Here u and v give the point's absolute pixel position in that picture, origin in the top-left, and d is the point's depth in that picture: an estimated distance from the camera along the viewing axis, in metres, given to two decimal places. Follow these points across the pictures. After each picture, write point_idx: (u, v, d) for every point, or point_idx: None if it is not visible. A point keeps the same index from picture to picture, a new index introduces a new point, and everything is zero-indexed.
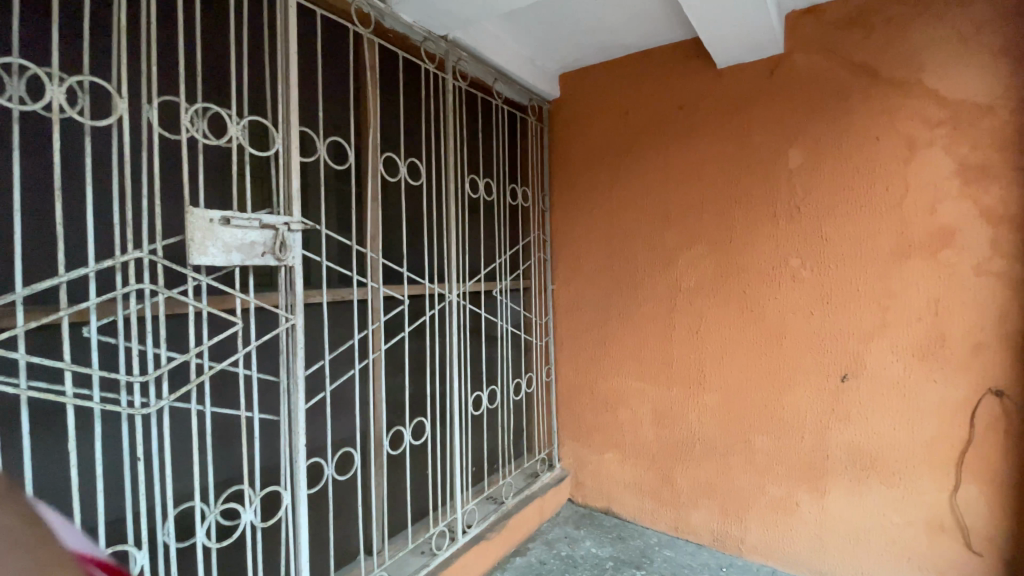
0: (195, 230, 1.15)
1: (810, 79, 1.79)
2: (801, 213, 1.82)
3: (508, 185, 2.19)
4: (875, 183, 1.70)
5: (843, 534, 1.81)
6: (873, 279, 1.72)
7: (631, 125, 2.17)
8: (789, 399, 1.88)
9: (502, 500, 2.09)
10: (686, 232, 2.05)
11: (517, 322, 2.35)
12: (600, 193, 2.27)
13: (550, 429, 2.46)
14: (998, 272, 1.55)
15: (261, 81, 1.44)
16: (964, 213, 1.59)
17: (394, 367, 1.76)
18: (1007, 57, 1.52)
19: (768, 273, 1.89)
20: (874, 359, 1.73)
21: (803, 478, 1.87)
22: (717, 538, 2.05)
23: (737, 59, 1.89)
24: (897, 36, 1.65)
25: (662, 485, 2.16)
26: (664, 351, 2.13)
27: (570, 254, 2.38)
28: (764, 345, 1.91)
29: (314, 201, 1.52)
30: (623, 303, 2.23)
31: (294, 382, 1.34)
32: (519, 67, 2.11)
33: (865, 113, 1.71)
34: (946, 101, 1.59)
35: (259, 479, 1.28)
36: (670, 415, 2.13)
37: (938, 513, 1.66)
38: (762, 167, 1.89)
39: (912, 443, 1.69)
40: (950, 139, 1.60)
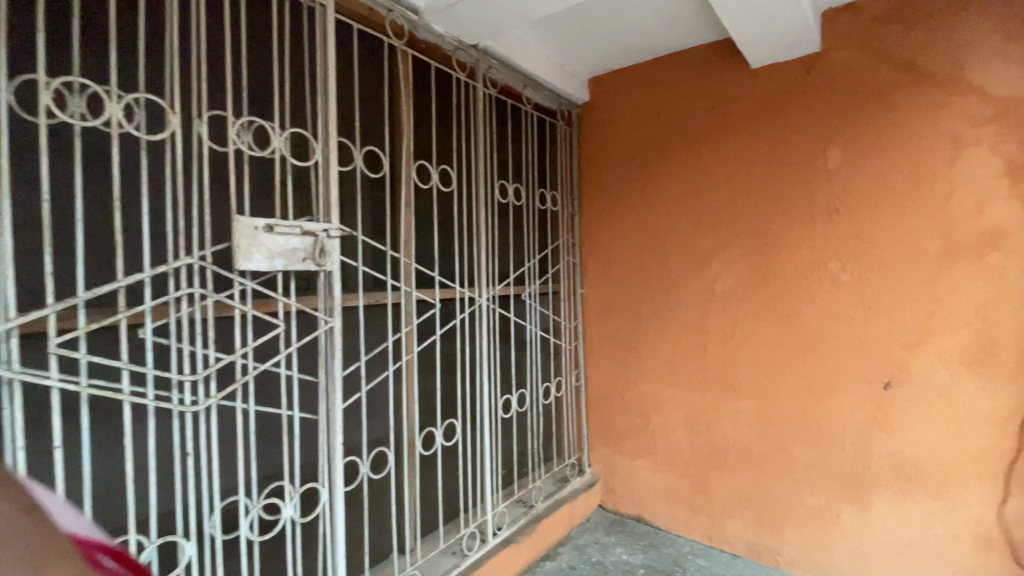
0: (241, 237, 1.21)
1: (847, 78, 1.75)
2: (840, 215, 1.77)
3: (538, 189, 2.20)
4: (920, 183, 1.64)
5: (887, 548, 1.73)
6: (918, 283, 1.65)
7: (661, 126, 2.16)
8: (827, 407, 1.82)
9: (532, 504, 2.09)
10: (719, 235, 2.02)
11: (547, 326, 2.36)
12: (629, 196, 2.27)
13: (580, 433, 2.45)
14: None
15: (301, 94, 1.50)
16: (1013, 214, 1.51)
17: (426, 369, 1.80)
18: None
19: (804, 277, 1.85)
20: (919, 366, 1.66)
21: (843, 489, 1.80)
22: (753, 549, 1.99)
23: (771, 59, 1.86)
24: (940, 31, 1.59)
25: (695, 493, 2.13)
26: (696, 356, 2.10)
27: (599, 258, 2.38)
28: (801, 350, 1.86)
29: (350, 208, 1.58)
30: (653, 307, 2.21)
31: (332, 382, 1.39)
32: (548, 73, 2.13)
33: (908, 110, 1.65)
34: (993, 98, 1.53)
35: (298, 476, 1.32)
36: (702, 421, 2.10)
37: (989, 530, 1.58)
38: (799, 168, 1.84)
39: (963, 455, 1.60)
40: (996, 137, 1.53)
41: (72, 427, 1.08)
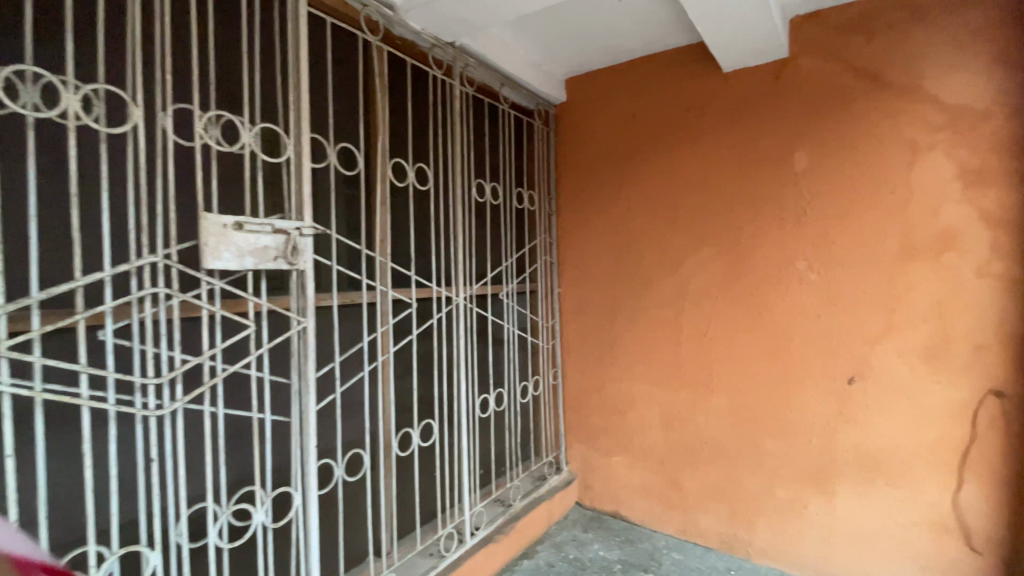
0: (209, 235, 1.17)
1: (813, 83, 1.80)
2: (807, 217, 1.83)
3: (515, 188, 2.20)
4: (881, 186, 1.70)
5: (851, 537, 1.80)
6: (879, 281, 1.72)
7: (636, 128, 2.19)
8: (795, 402, 1.88)
9: (510, 503, 2.09)
10: (693, 235, 2.06)
11: (524, 325, 2.36)
12: (605, 196, 2.29)
13: (557, 431, 2.47)
14: (999, 275, 1.55)
15: (271, 88, 1.46)
16: (967, 216, 1.59)
17: (402, 369, 1.78)
18: (1004, 62, 1.52)
19: (774, 276, 1.90)
20: (881, 361, 1.73)
21: (811, 481, 1.86)
22: (726, 541, 2.04)
23: (742, 64, 1.90)
24: (900, 40, 1.66)
25: (669, 488, 2.16)
26: (670, 353, 2.14)
27: (576, 258, 2.39)
28: (770, 347, 1.92)
29: (323, 206, 1.54)
30: (629, 306, 2.24)
31: (305, 384, 1.36)
32: (525, 72, 2.13)
33: (871, 115, 1.71)
34: (948, 105, 1.60)
35: (270, 480, 1.28)
36: (676, 418, 2.13)
37: (947, 517, 1.65)
38: (769, 170, 1.89)
39: (922, 446, 1.68)
40: (950, 143, 1.60)
41: (24, 435, 1.02)
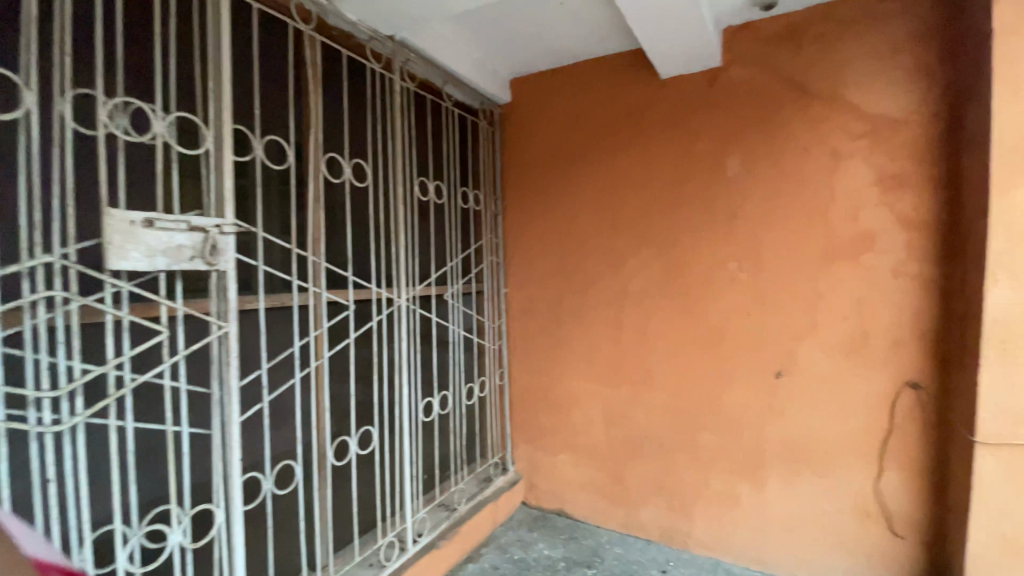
0: (114, 233, 1.07)
1: (745, 92, 1.88)
2: (739, 219, 1.91)
3: (460, 188, 2.17)
4: (806, 191, 1.80)
5: (779, 523, 1.89)
6: (804, 281, 1.82)
7: (580, 130, 2.22)
8: (729, 396, 1.96)
9: (455, 507, 2.07)
10: (634, 236, 2.11)
11: (470, 326, 2.33)
12: (550, 197, 2.30)
13: (504, 432, 2.46)
14: (913, 275, 1.66)
15: (190, 76, 1.36)
16: (883, 219, 1.70)
17: (338, 375, 1.72)
18: (915, 76, 1.64)
19: (709, 276, 1.97)
20: (805, 357, 1.83)
21: (744, 472, 1.95)
22: (666, 533, 2.10)
23: (679, 70, 1.96)
24: (822, 54, 1.76)
25: (613, 484, 2.20)
26: (614, 352, 2.18)
27: (522, 258, 2.39)
28: (706, 345, 1.99)
29: (249, 203, 1.46)
30: (574, 306, 2.26)
31: (226, 393, 1.28)
32: (469, 70, 2.10)
33: (796, 124, 1.81)
34: (867, 115, 1.71)
35: (187, 497, 1.20)
36: (620, 415, 2.18)
37: (866, 501, 1.76)
38: (704, 174, 1.96)
39: (843, 435, 1.78)
40: (870, 151, 1.71)
41: None
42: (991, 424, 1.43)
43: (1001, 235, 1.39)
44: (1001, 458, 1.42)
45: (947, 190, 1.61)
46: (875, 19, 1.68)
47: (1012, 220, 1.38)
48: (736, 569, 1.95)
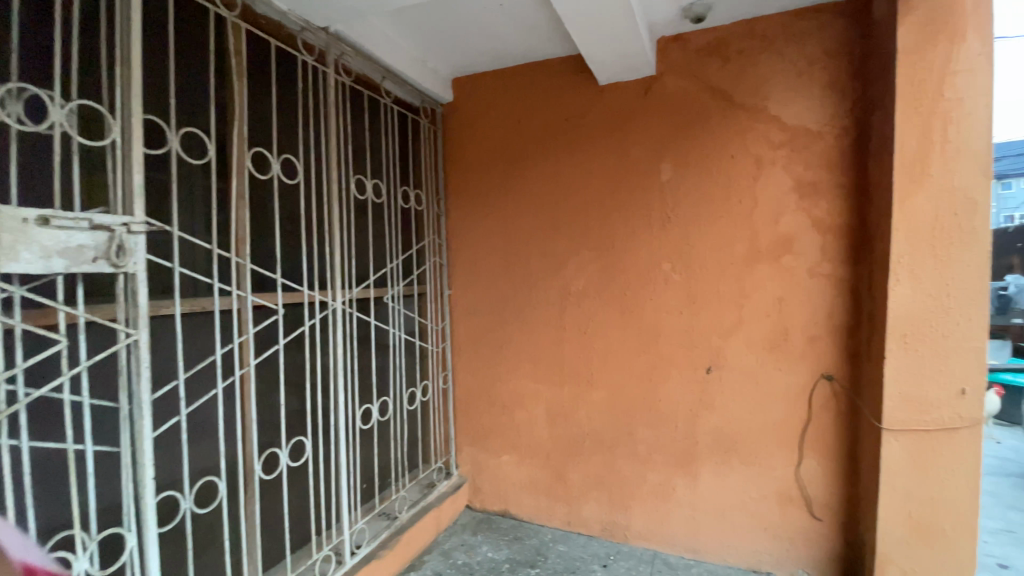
0: (2, 232, 0.94)
1: (677, 100, 1.97)
2: (673, 223, 1.99)
3: (400, 187, 2.11)
4: (732, 196, 1.91)
5: (711, 512, 1.99)
6: (731, 281, 1.92)
7: (522, 132, 2.23)
8: (665, 392, 2.04)
9: (396, 515, 2.01)
10: (575, 238, 2.15)
11: (411, 330, 2.29)
12: (493, 198, 2.30)
13: (447, 436, 2.43)
14: (826, 275, 1.80)
15: (94, 59, 1.24)
16: (801, 223, 1.82)
17: (266, 386, 1.64)
18: (828, 91, 1.77)
19: (646, 276, 2.04)
20: (733, 353, 1.94)
21: (678, 464, 2.03)
22: (606, 528, 2.16)
23: (616, 77, 2.02)
24: (746, 67, 1.87)
25: (556, 483, 2.23)
26: (556, 352, 2.21)
27: (465, 259, 2.37)
28: (643, 343, 2.06)
29: (160, 200, 1.35)
30: (517, 307, 2.27)
31: (138, 408, 1.17)
32: (408, 67, 2.06)
33: (724, 132, 1.91)
34: (786, 126, 1.82)
35: (94, 522, 1.08)
36: (562, 414, 2.21)
37: (788, 487, 1.88)
38: (640, 179, 2.03)
39: (767, 425, 1.90)
40: (789, 159, 1.83)
41: None
42: (892, 410, 1.57)
43: (899, 239, 1.54)
44: (901, 440, 1.57)
45: (855, 197, 1.76)
46: (793, 37, 1.80)
47: (908, 225, 1.53)
48: (672, 559, 2.03)
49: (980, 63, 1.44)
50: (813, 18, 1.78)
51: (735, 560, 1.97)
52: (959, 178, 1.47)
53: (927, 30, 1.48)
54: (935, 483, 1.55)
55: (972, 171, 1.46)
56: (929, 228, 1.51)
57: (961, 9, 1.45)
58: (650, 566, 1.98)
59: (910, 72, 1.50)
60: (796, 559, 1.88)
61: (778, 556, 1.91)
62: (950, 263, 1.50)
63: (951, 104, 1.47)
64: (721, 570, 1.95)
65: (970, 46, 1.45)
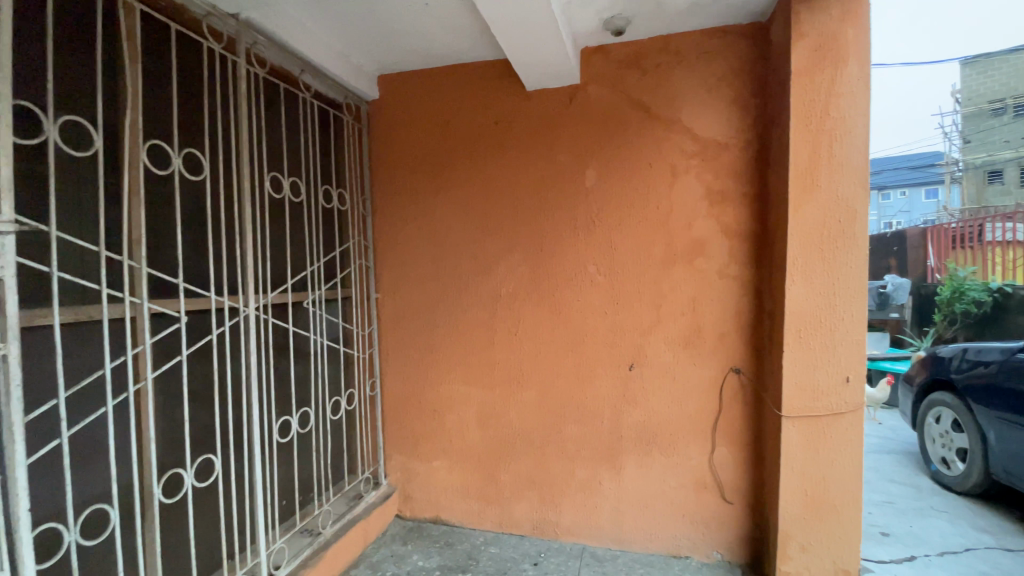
0: None
1: (600, 109, 2.04)
2: (596, 227, 2.06)
3: (321, 186, 2.03)
4: (651, 201, 2.01)
5: (634, 503, 2.08)
6: (651, 282, 2.02)
7: (450, 134, 2.22)
8: (591, 390, 2.10)
9: (320, 530, 1.92)
10: (503, 241, 2.17)
11: (335, 336, 2.21)
12: (421, 200, 2.26)
13: (375, 445, 2.36)
14: (734, 276, 1.94)
15: None
16: (712, 228, 1.96)
17: (168, 399, 1.51)
18: (734, 106, 1.91)
19: (572, 278, 2.10)
20: (653, 350, 2.03)
21: (604, 459, 2.10)
22: (537, 526, 2.19)
23: (542, 83, 2.06)
24: (662, 79, 1.97)
25: (487, 485, 2.24)
26: (486, 354, 2.21)
27: (393, 262, 2.31)
28: (570, 343, 2.11)
29: (34, 196, 1.20)
30: (446, 310, 2.25)
31: (7, 431, 1.02)
32: (329, 62, 1.98)
33: (642, 141, 2.00)
34: (698, 137, 1.95)
35: None
36: (493, 416, 2.22)
37: (704, 475, 2.01)
38: (566, 184, 2.09)
39: (684, 418, 2.02)
40: (701, 168, 1.95)
41: None
42: (790, 398, 1.72)
43: (793, 242, 1.69)
44: (797, 426, 1.72)
45: (757, 204, 1.91)
46: (703, 54, 1.92)
47: (801, 230, 1.68)
48: (599, 551, 2.09)
49: (858, 86, 1.63)
50: (720, 38, 1.91)
51: (657, 548, 2.06)
52: (842, 188, 1.65)
53: (815, 54, 1.64)
54: (826, 463, 1.72)
55: (852, 183, 1.64)
56: (818, 233, 1.67)
57: (843, 38, 1.62)
58: (579, 561, 2.03)
59: (802, 91, 1.65)
60: (711, 542, 2.01)
61: (696, 540, 2.02)
62: (836, 265, 1.67)
63: (835, 122, 1.64)
64: (645, 558, 2.04)
65: (850, 71, 1.62)
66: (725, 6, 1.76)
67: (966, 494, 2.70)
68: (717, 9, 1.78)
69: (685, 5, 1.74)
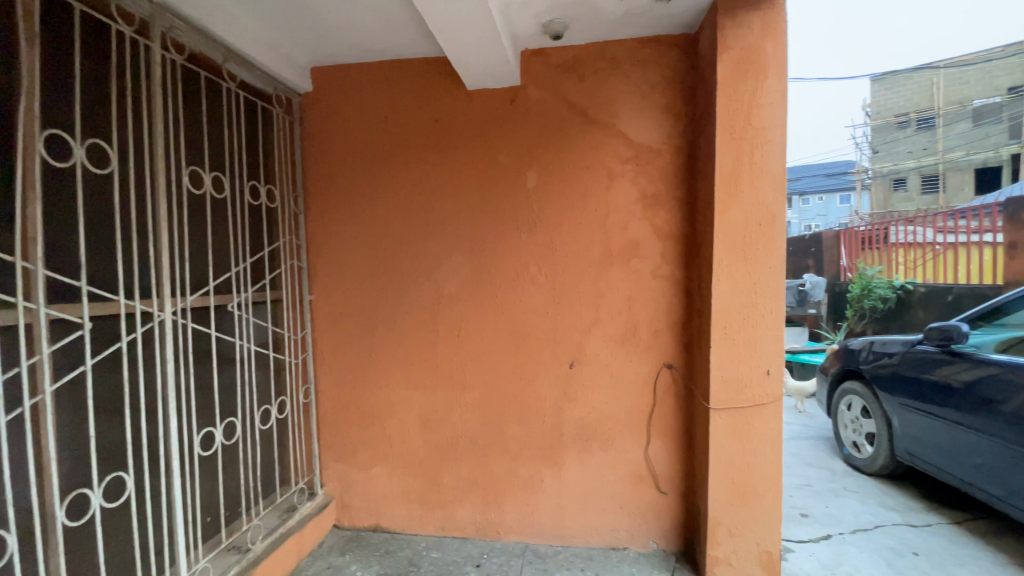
0: None
1: (539, 111, 2.06)
2: (536, 228, 2.08)
3: (248, 183, 1.92)
4: (589, 203, 2.05)
5: (574, 499, 2.12)
6: (590, 282, 2.07)
7: (389, 130, 2.16)
8: (532, 390, 2.12)
9: (249, 547, 1.81)
10: (444, 241, 2.14)
11: (264, 341, 2.09)
12: (358, 197, 2.19)
13: (310, 454, 2.27)
14: (666, 276, 2.02)
15: None
16: (646, 230, 2.03)
17: (71, 414, 1.37)
18: (666, 113, 1.99)
19: (513, 279, 2.11)
20: (591, 349, 2.08)
21: (545, 457, 2.13)
22: (480, 527, 2.19)
23: (482, 83, 2.05)
24: (599, 85, 2.02)
25: (428, 488, 2.21)
26: (427, 356, 2.18)
27: (329, 262, 2.23)
28: (512, 344, 2.12)
29: None
30: (386, 312, 2.20)
31: None
32: (256, 51, 1.87)
33: (580, 144, 2.04)
34: (632, 142, 2.01)
35: None
36: (435, 418, 2.19)
37: (640, 468, 2.08)
38: (506, 184, 2.09)
39: (621, 413, 2.08)
40: (636, 172, 2.02)
41: None
42: (718, 392, 1.82)
43: (719, 244, 1.78)
44: (725, 418, 1.82)
45: (688, 208, 2.00)
46: (638, 62, 1.99)
47: (726, 233, 1.78)
48: (541, 548, 2.12)
49: (776, 98, 1.74)
50: (653, 47, 1.98)
51: (597, 541, 2.11)
52: (763, 194, 1.75)
53: (739, 66, 1.73)
54: (750, 451, 1.82)
55: (772, 189, 1.75)
56: (741, 235, 1.77)
57: (763, 52, 1.73)
58: (521, 559, 2.04)
59: (727, 101, 1.75)
60: (647, 532, 2.09)
61: (633, 532, 2.09)
62: (757, 265, 1.77)
63: (757, 131, 1.75)
64: (584, 552, 2.09)
65: (770, 83, 1.73)
66: (657, 16, 1.83)
67: (875, 474, 2.97)
68: (650, 18, 1.84)
69: (620, 13, 1.78)
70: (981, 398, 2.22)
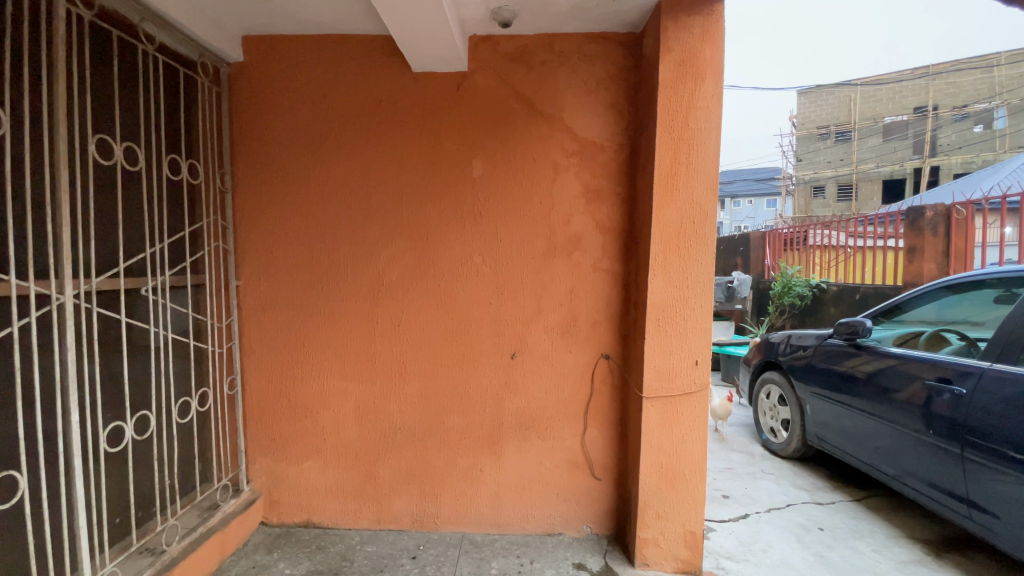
0: None
1: (485, 99, 2.04)
2: (482, 218, 2.07)
3: (167, 157, 1.77)
4: (535, 196, 2.05)
5: (512, 489, 2.14)
6: (532, 274, 2.08)
7: (329, 109, 2.05)
8: (473, 380, 2.11)
9: (164, 549, 1.69)
10: (385, 227, 2.08)
11: (183, 328, 2.00)
12: (293, 179, 2.08)
13: (235, 449, 2.16)
14: (606, 269, 2.08)
15: None
16: (588, 225, 2.07)
17: None
18: (610, 110, 2.02)
19: (455, 268, 2.08)
20: (532, 339, 2.10)
21: (485, 448, 2.13)
22: (416, 519, 2.16)
23: (428, 65, 1.99)
24: (547, 77, 2.02)
25: (364, 482, 2.15)
26: (366, 345, 2.11)
27: (258, 245, 2.10)
28: (453, 333, 2.10)
29: None
30: (322, 298, 2.10)
31: None
32: (177, 10, 1.71)
33: (528, 135, 2.04)
34: (577, 136, 2.03)
35: None
36: (372, 410, 2.13)
37: (576, 456, 2.13)
38: (451, 172, 2.06)
39: (560, 403, 2.12)
40: (579, 166, 2.05)
41: None
42: (650, 381, 1.90)
43: (656, 241, 1.85)
44: (656, 406, 1.91)
45: (629, 204, 2.06)
46: (585, 56, 2.01)
47: (662, 229, 1.85)
48: (478, 537, 2.13)
49: (711, 102, 1.81)
50: (600, 43, 2.00)
51: (532, 528, 2.15)
52: (697, 193, 1.83)
53: (679, 68, 1.79)
54: (679, 438, 1.92)
55: (705, 188, 1.84)
56: (676, 233, 1.85)
57: (702, 57, 1.79)
58: (457, 549, 2.04)
59: (668, 101, 1.80)
60: (581, 518, 2.15)
61: (568, 518, 2.15)
62: (691, 262, 1.86)
63: (694, 133, 1.82)
64: (520, 539, 2.12)
65: (706, 88, 1.80)
66: (603, 12, 1.85)
67: (788, 457, 3.23)
68: (598, 14, 1.86)
69: (569, 6, 1.79)
70: (880, 386, 2.46)
